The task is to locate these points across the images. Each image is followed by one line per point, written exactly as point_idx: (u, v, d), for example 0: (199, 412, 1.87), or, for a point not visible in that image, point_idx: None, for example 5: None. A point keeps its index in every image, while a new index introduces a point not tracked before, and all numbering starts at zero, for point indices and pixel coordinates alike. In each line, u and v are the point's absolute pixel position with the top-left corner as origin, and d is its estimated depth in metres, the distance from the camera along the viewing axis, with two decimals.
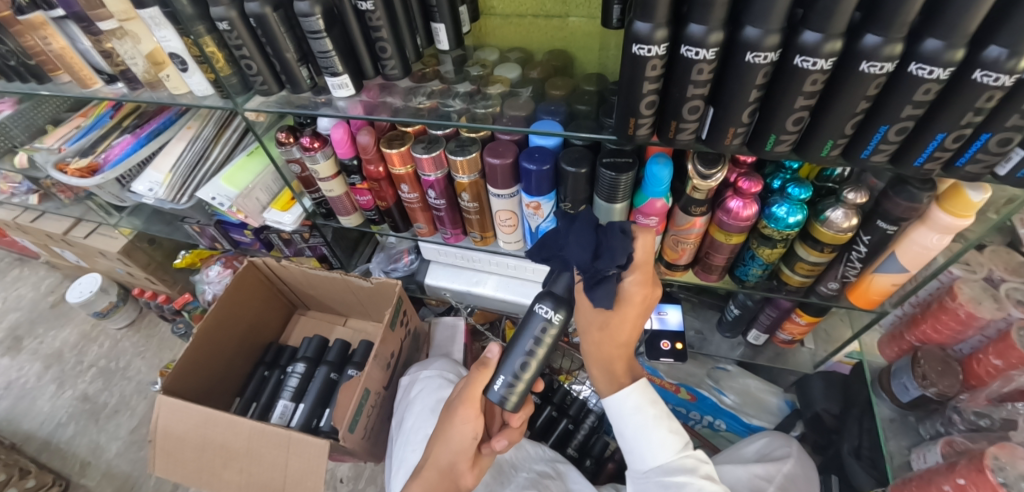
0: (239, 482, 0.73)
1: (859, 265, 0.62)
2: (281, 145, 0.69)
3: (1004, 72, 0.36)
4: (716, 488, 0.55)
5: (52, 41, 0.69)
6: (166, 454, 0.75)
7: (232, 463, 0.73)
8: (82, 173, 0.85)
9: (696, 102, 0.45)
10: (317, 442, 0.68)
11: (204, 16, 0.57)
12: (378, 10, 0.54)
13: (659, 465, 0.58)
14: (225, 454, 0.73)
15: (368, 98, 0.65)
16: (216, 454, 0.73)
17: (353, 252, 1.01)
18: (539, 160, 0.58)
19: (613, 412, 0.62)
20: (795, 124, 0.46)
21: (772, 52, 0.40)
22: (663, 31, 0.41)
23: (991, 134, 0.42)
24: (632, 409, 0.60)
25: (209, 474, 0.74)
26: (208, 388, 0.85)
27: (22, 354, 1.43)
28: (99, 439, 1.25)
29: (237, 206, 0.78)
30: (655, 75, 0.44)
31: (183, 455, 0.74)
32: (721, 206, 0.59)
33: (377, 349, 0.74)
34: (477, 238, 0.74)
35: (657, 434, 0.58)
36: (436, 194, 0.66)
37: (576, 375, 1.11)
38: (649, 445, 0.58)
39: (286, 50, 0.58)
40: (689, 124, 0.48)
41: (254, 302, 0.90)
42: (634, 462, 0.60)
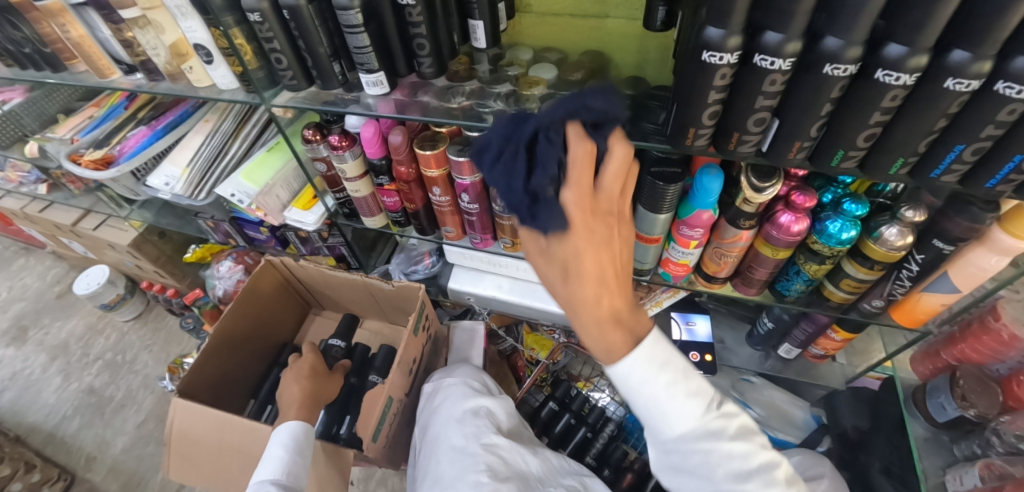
0: None
1: (908, 284, 0.60)
2: (306, 143, 0.66)
3: None
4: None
5: (70, 29, 0.67)
6: (182, 455, 0.72)
7: (250, 469, 0.70)
8: (96, 166, 0.82)
9: (763, 113, 0.43)
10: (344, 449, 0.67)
11: (233, 6, 0.54)
12: (418, 5, 0.51)
13: (680, 435, 0.39)
14: (243, 458, 0.71)
15: (399, 96, 0.62)
16: (234, 459, 0.71)
17: (372, 251, 0.97)
18: None
19: (628, 381, 0.40)
20: (866, 140, 0.43)
21: (852, 65, 0.37)
22: (736, 38, 0.38)
23: None
24: (646, 372, 0.39)
25: (227, 480, 0.71)
26: (223, 389, 0.83)
27: (27, 345, 1.41)
28: (105, 434, 1.23)
29: (257, 204, 0.76)
30: (722, 85, 0.42)
31: (198, 458, 0.72)
32: (770, 219, 0.57)
33: (401, 355, 0.72)
34: (508, 244, 0.71)
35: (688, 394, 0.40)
36: (469, 198, 0.63)
37: (595, 381, 1.10)
38: (671, 414, 0.39)
39: (318, 44, 0.55)
40: (752, 136, 0.45)
41: (269, 301, 0.88)
42: (656, 432, 0.41)
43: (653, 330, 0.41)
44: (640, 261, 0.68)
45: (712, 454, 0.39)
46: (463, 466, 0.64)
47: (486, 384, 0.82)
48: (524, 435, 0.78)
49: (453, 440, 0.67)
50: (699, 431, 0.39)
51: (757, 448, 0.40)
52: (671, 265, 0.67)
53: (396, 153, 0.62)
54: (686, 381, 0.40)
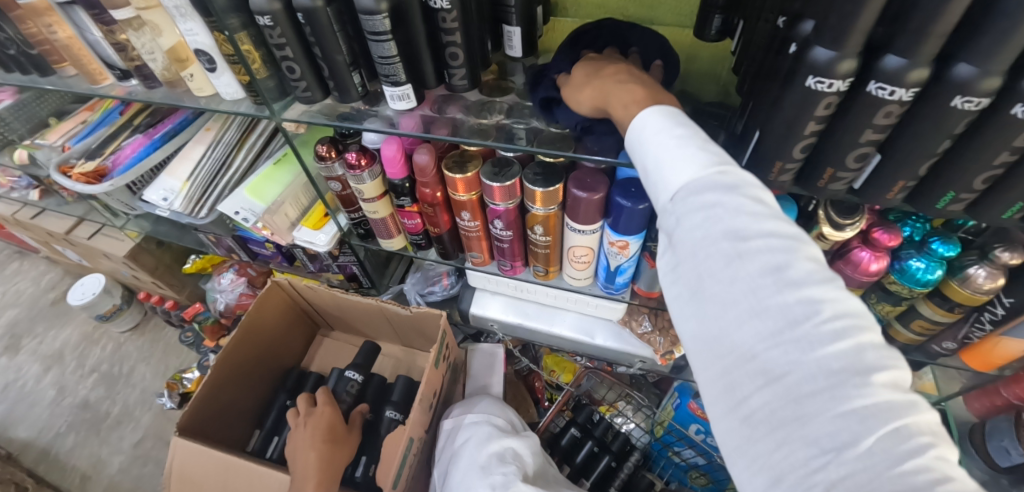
0: None
1: (989, 328, 0.54)
2: (320, 160, 0.59)
3: None
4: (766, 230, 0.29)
5: (58, 30, 0.60)
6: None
7: None
8: (88, 178, 0.75)
9: (867, 149, 0.37)
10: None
11: (240, 8, 0.48)
12: (453, 9, 0.45)
13: (686, 190, 0.32)
14: None
15: (426, 111, 0.56)
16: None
17: (385, 269, 0.90)
18: (635, 197, 0.49)
19: (643, 149, 0.36)
20: (984, 182, 0.37)
21: (987, 98, 0.31)
22: (849, 62, 0.33)
23: None
24: (667, 129, 0.34)
25: None
26: (227, 421, 0.76)
27: (19, 355, 1.34)
28: (100, 452, 1.17)
29: (263, 223, 0.69)
30: (824, 115, 0.36)
31: None
32: (842, 256, 0.51)
33: (422, 392, 0.66)
34: (541, 272, 0.64)
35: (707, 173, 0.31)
36: (502, 225, 0.57)
37: (618, 406, 1.01)
38: (680, 166, 0.32)
39: (338, 53, 0.49)
40: (847, 173, 0.40)
41: (275, 324, 0.81)
42: (662, 189, 0.34)
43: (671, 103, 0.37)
44: None
45: (714, 208, 0.30)
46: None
47: (511, 422, 0.75)
48: (553, 478, 0.72)
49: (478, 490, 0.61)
50: (703, 183, 0.31)
51: (798, 243, 0.30)
52: None
53: (420, 173, 0.56)
54: (702, 141, 0.33)
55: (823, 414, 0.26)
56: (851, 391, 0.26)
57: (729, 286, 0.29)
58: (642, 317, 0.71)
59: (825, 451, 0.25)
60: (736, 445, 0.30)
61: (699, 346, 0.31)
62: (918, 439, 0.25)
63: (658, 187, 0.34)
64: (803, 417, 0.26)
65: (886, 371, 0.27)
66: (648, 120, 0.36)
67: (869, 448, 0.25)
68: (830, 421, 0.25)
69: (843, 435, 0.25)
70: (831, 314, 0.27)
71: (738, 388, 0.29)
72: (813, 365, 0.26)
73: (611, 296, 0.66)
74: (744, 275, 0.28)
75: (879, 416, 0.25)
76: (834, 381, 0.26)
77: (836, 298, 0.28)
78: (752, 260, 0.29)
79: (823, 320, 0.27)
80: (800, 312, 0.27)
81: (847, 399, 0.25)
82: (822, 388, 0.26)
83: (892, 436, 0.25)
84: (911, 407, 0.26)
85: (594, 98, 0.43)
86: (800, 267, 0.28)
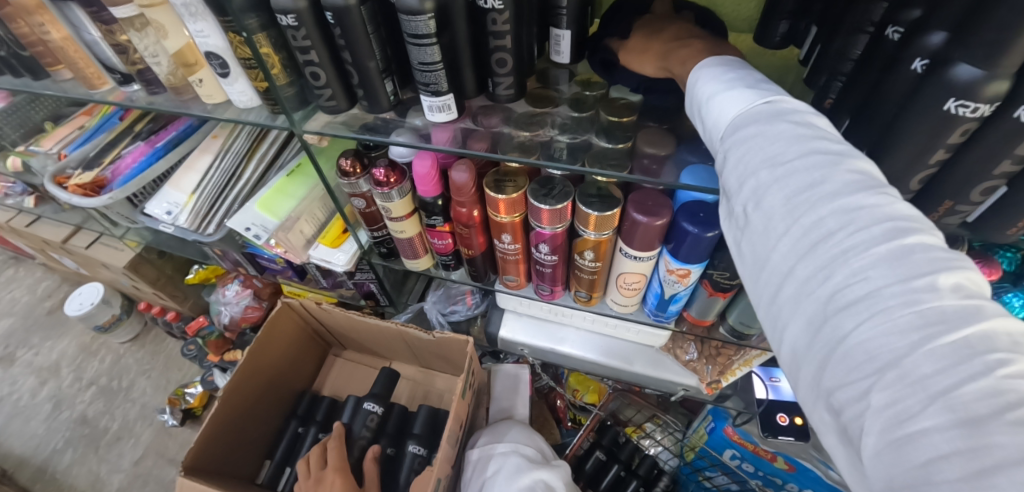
0: None
1: None
2: (343, 176, 0.53)
3: None
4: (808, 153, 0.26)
5: (52, 30, 0.54)
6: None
7: None
8: (86, 190, 0.69)
9: (998, 182, 0.32)
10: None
11: (259, 7, 0.42)
12: (506, 10, 0.39)
13: (728, 126, 0.31)
14: None
15: (465, 123, 0.50)
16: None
17: (404, 287, 0.84)
18: (704, 223, 0.44)
19: (693, 100, 0.35)
20: None
21: None
22: (999, 81, 0.28)
23: None
24: (716, 75, 0.34)
25: None
26: (237, 452, 0.71)
27: (14, 367, 1.29)
28: (99, 470, 1.12)
29: (277, 240, 0.64)
30: (958, 142, 0.31)
31: None
32: None
33: (452, 426, 0.61)
34: (582, 298, 0.59)
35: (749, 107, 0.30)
36: (546, 250, 0.51)
37: (645, 427, 0.97)
38: (721, 104, 0.32)
39: (370, 58, 0.43)
40: (967, 207, 0.35)
41: (286, 346, 0.75)
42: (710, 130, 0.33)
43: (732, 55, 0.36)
44: (746, 324, 0.55)
45: (752, 132, 0.29)
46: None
47: (541, 450, 0.71)
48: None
49: None
50: (747, 114, 0.30)
51: (857, 168, 0.25)
52: None
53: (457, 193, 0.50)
54: (749, 77, 0.32)
55: (861, 331, 0.21)
56: (894, 302, 0.21)
57: (759, 209, 0.26)
58: (687, 343, 0.66)
59: (865, 375, 0.21)
60: (798, 381, 0.26)
61: (747, 279, 0.29)
62: (982, 351, 0.20)
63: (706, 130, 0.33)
64: (840, 337, 0.22)
65: (949, 275, 0.21)
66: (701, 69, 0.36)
67: (928, 376, 0.19)
68: (869, 338, 0.21)
69: (883, 351, 0.21)
70: (867, 218, 0.23)
71: (777, 313, 0.26)
72: (849, 276, 0.22)
73: (657, 323, 0.60)
74: (770, 190, 0.26)
75: (934, 330, 0.20)
76: (875, 291, 0.22)
77: (882, 202, 0.24)
78: (779, 174, 0.26)
79: (860, 225, 0.23)
80: (828, 219, 0.24)
81: (891, 313, 0.21)
82: (856, 300, 0.22)
83: (953, 350, 0.20)
84: (977, 314, 0.21)
85: (654, 59, 0.43)
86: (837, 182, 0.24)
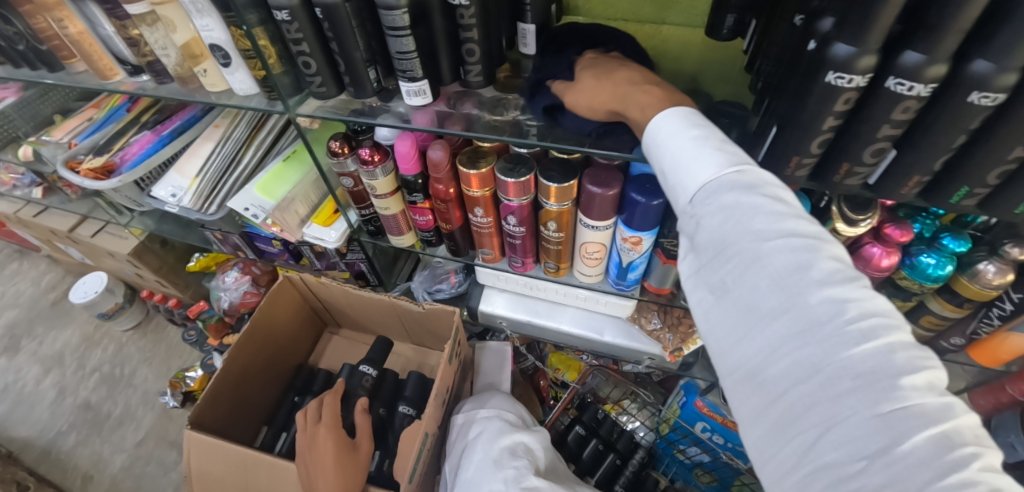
0: None
1: (998, 323, 0.55)
2: (333, 156, 0.59)
3: None
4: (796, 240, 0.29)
5: (69, 25, 0.60)
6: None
7: None
8: (96, 174, 0.75)
9: (884, 143, 0.38)
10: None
11: (258, 4, 0.48)
12: (472, 6, 0.45)
13: (712, 194, 0.32)
14: None
15: (440, 106, 0.56)
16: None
17: (393, 268, 0.90)
18: (650, 192, 0.49)
19: (665, 155, 0.37)
20: (999, 177, 0.38)
21: (1005, 94, 0.32)
22: (869, 58, 0.33)
23: None
24: (690, 135, 0.36)
25: None
26: (237, 416, 0.76)
27: (19, 356, 1.33)
28: (102, 451, 1.16)
29: (273, 219, 0.69)
30: (843, 110, 0.36)
31: None
32: (855, 252, 0.51)
33: (437, 388, 0.66)
34: (552, 269, 0.65)
35: (733, 180, 0.32)
36: (515, 221, 0.57)
37: (623, 405, 1.01)
38: (701, 169, 0.33)
39: (355, 48, 0.49)
40: (863, 168, 0.40)
41: (286, 321, 0.81)
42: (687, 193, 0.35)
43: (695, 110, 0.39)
44: None
45: (743, 208, 0.31)
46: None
47: (521, 417, 0.75)
48: (562, 471, 0.72)
49: (491, 485, 0.61)
50: (728, 185, 0.32)
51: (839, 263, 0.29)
52: None
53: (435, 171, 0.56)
54: (722, 144, 0.34)
55: (854, 419, 0.25)
56: (883, 395, 0.25)
57: (750, 289, 0.29)
58: (652, 314, 0.72)
59: (857, 459, 0.25)
60: (772, 454, 0.29)
61: (726, 350, 0.31)
62: (956, 443, 0.24)
63: (677, 194, 0.36)
64: (835, 420, 0.25)
65: (920, 371, 0.26)
66: (666, 125, 0.37)
67: (908, 456, 0.24)
68: (862, 429, 0.25)
69: (879, 439, 0.24)
70: (853, 312, 0.27)
71: (767, 392, 0.28)
72: (842, 369, 0.26)
73: (621, 293, 0.66)
74: (762, 276, 0.29)
75: (915, 424, 0.24)
76: (864, 381, 0.25)
77: (861, 296, 0.28)
78: (769, 260, 0.29)
79: (850, 320, 0.27)
80: (821, 310, 0.27)
81: (881, 404, 0.25)
82: (849, 394, 0.25)
83: (931, 442, 0.24)
84: (942, 407, 0.26)
85: (608, 102, 0.45)
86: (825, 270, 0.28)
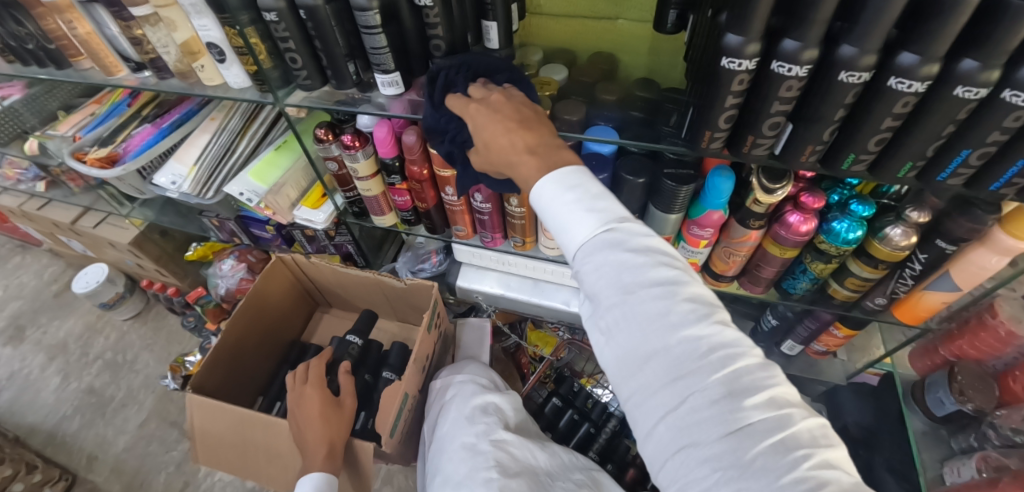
0: (285, 480, 0.71)
1: (912, 282, 0.62)
2: (319, 142, 0.66)
3: None
4: (663, 293, 0.35)
5: (78, 26, 0.66)
6: (204, 452, 0.72)
7: (276, 460, 0.70)
8: (102, 163, 0.81)
9: (778, 117, 0.45)
10: (363, 445, 0.66)
11: (249, 6, 0.54)
12: (436, 6, 0.52)
13: (594, 252, 0.38)
14: (268, 453, 0.70)
15: (413, 97, 0.62)
16: (258, 453, 0.70)
17: (379, 250, 0.97)
18: (596, 168, 0.57)
19: (552, 212, 0.40)
20: (877, 144, 0.46)
21: (865, 72, 0.39)
22: (755, 45, 0.40)
23: None
24: (571, 192, 0.39)
25: (255, 470, 0.71)
26: (234, 386, 0.82)
27: (24, 345, 1.39)
28: (106, 433, 1.22)
29: (266, 203, 0.76)
30: (739, 90, 0.44)
31: (224, 453, 0.71)
32: (779, 220, 0.58)
33: (416, 353, 0.73)
34: (518, 243, 0.72)
35: (608, 239, 0.38)
36: (482, 198, 0.64)
37: (598, 378, 1.09)
38: (583, 227, 0.38)
39: (335, 45, 0.56)
40: (765, 139, 0.48)
41: (279, 299, 0.87)
42: (574, 247, 0.39)
43: (572, 163, 0.41)
44: None
45: (620, 265, 0.36)
46: (474, 462, 0.64)
47: (494, 381, 0.82)
48: (533, 429, 0.79)
49: (463, 438, 0.68)
50: (607, 243, 0.37)
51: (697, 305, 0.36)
52: None
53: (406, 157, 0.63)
54: (597, 201, 0.39)
55: (712, 438, 0.32)
56: (729, 415, 0.32)
57: (629, 334, 0.35)
58: None
59: (715, 470, 0.31)
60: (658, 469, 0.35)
61: (620, 384, 0.37)
62: (794, 447, 0.31)
63: (567, 250, 0.40)
64: (698, 439, 0.32)
65: (761, 392, 0.33)
66: (547, 184, 0.40)
67: (753, 462, 0.31)
68: (719, 445, 0.31)
69: (731, 453, 0.31)
70: (707, 349, 0.34)
71: (650, 420, 0.35)
72: (701, 396, 0.33)
73: None
74: (637, 324, 0.35)
75: (757, 435, 0.31)
76: (717, 406, 0.32)
77: (712, 331, 0.35)
78: (642, 310, 0.35)
79: (705, 357, 0.33)
80: (682, 350, 0.34)
81: (730, 423, 0.32)
82: (709, 417, 0.32)
83: (768, 446, 0.31)
84: (784, 419, 0.32)
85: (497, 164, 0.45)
86: (685, 316, 0.34)
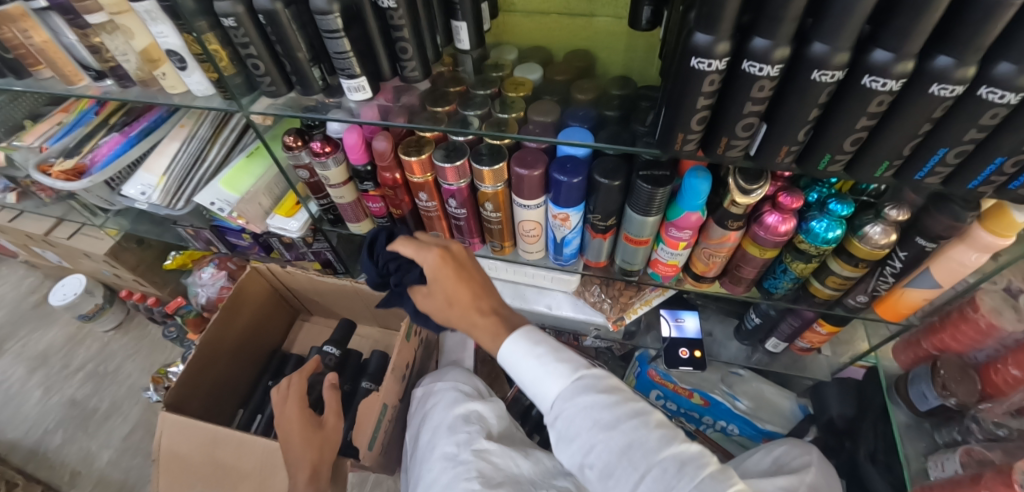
0: None
1: (892, 280, 0.61)
2: (288, 149, 0.64)
3: (1011, 90, 0.36)
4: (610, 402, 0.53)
5: (34, 35, 0.64)
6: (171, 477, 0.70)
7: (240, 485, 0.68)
8: (67, 176, 0.79)
9: (751, 119, 0.44)
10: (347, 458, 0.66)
11: (206, 11, 0.52)
12: (400, 8, 0.50)
13: (559, 398, 0.55)
14: (232, 478, 0.68)
15: (383, 101, 0.61)
16: (226, 476, 0.68)
17: (360, 256, 0.92)
18: (571, 172, 0.56)
19: (528, 380, 0.57)
20: (852, 144, 0.44)
21: (839, 71, 0.38)
22: (724, 44, 0.39)
23: (1006, 158, 0.42)
24: (529, 357, 0.57)
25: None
26: (212, 399, 0.81)
27: (4, 358, 1.36)
28: (89, 447, 1.20)
29: (238, 212, 0.73)
30: (710, 90, 0.42)
31: (188, 477, 0.69)
32: (757, 220, 0.57)
33: (395, 362, 0.72)
34: (497, 248, 0.71)
35: (560, 373, 0.56)
36: (456, 203, 0.63)
37: None
38: (548, 378, 0.56)
39: (298, 50, 0.54)
40: (740, 141, 0.46)
41: (258, 308, 0.87)
42: (546, 407, 0.56)
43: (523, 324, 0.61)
44: (628, 262, 0.67)
45: (577, 402, 0.54)
46: (455, 473, 0.64)
47: (478, 387, 0.81)
48: (518, 436, 0.79)
49: (444, 447, 0.68)
50: (567, 390, 0.55)
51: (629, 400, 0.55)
52: (660, 265, 0.66)
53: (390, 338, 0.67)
54: (553, 352, 0.57)
55: None
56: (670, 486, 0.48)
57: (598, 457, 0.51)
58: (594, 287, 0.78)
59: None
60: None
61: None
62: None
63: (539, 395, 0.57)
64: None
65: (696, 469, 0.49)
66: (510, 348, 0.58)
67: None
68: None
69: None
70: (644, 429, 0.51)
71: None
72: None
73: (562, 268, 0.72)
74: (598, 439, 0.51)
75: None
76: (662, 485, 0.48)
77: (654, 433, 0.51)
78: (595, 419, 0.52)
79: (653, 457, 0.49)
80: (630, 446, 0.50)
81: None
82: None
83: None
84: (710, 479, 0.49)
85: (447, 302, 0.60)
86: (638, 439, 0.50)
